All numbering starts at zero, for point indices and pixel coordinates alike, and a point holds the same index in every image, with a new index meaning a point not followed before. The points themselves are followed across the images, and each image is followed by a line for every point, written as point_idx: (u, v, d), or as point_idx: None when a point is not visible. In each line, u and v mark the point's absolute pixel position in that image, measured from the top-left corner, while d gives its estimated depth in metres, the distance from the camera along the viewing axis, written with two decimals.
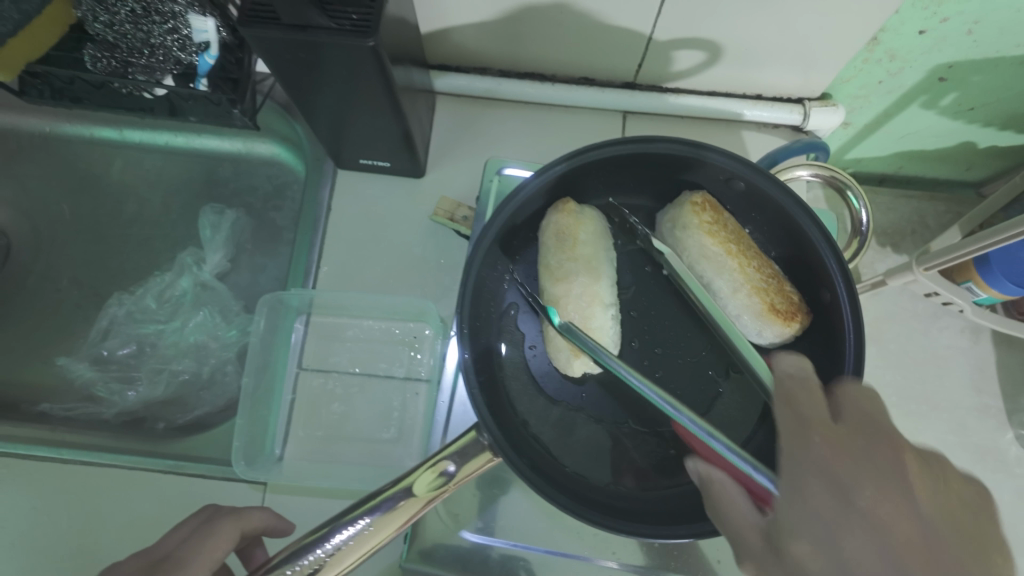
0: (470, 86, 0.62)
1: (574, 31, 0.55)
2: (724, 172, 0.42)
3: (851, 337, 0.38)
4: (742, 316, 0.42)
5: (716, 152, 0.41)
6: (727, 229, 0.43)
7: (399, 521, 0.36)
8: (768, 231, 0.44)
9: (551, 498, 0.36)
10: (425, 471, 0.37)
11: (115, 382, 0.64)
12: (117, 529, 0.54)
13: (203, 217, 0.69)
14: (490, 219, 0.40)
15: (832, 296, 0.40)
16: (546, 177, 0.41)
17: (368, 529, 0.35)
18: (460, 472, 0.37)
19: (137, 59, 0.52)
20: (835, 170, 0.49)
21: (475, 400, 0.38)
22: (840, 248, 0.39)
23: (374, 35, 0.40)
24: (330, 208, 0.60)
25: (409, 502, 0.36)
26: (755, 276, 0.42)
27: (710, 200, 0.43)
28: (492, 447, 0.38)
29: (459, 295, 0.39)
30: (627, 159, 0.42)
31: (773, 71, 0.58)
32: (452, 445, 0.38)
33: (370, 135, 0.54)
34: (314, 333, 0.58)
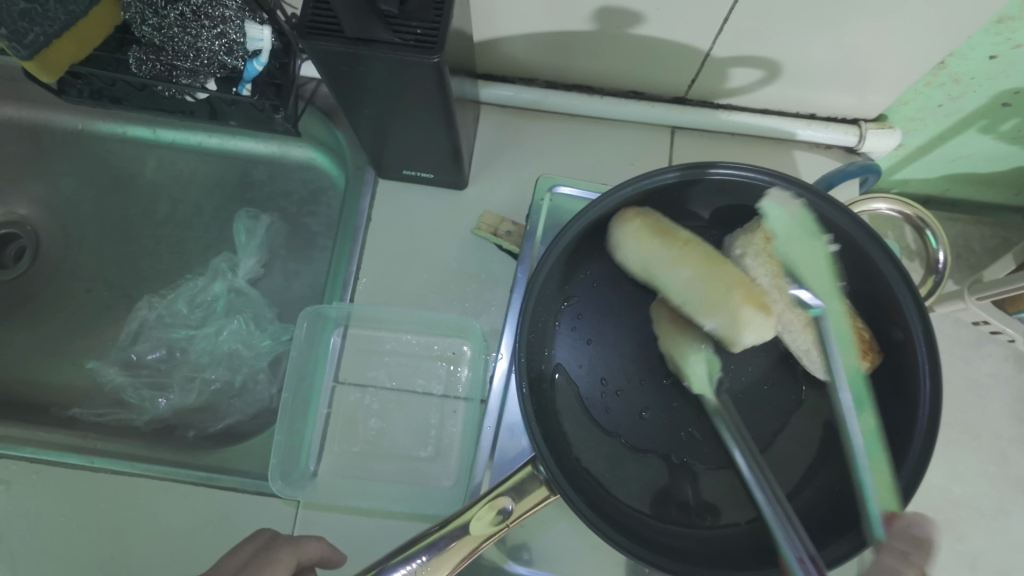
0: (516, 97, 0.60)
1: (628, 45, 0.53)
2: (794, 202, 0.41)
3: (926, 379, 0.37)
4: (810, 352, 0.41)
5: (789, 182, 0.39)
6: (799, 259, 0.41)
7: (456, 559, 0.35)
8: None
9: (611, 539, 0.35)
10: (482, 508, 0.36)
11: (146, 388, 0.63)
12: (149, 541, 0.53)
13: (237, 220, 0.68)
14: (555, 241, 0.39)
15: (904, 335, 0.39)
16: (613, 201, 0.40)
17: (425, 568, 0.34)
18: (518, 510, 0.36)
19: (182, 63, 0.50)
20: (917, 206, 0.49)
21: (534, 432, 0.36)
22: (917, 287, 0.37)
23: (439, 52, 0.39)
24: (369, 218, 0.59)
25: (465, 540, 0.35)
26: (826, 311, 0.40)
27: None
28: (550, 483, 0.36)
29: (521, 323, 0.38)
30: (697, 185, 0.41)
31: (830, 91, 0.57)
32: (508, 481, 0.37)
33: (418, 147, 0.53)
34: (350, 346, 0.57)
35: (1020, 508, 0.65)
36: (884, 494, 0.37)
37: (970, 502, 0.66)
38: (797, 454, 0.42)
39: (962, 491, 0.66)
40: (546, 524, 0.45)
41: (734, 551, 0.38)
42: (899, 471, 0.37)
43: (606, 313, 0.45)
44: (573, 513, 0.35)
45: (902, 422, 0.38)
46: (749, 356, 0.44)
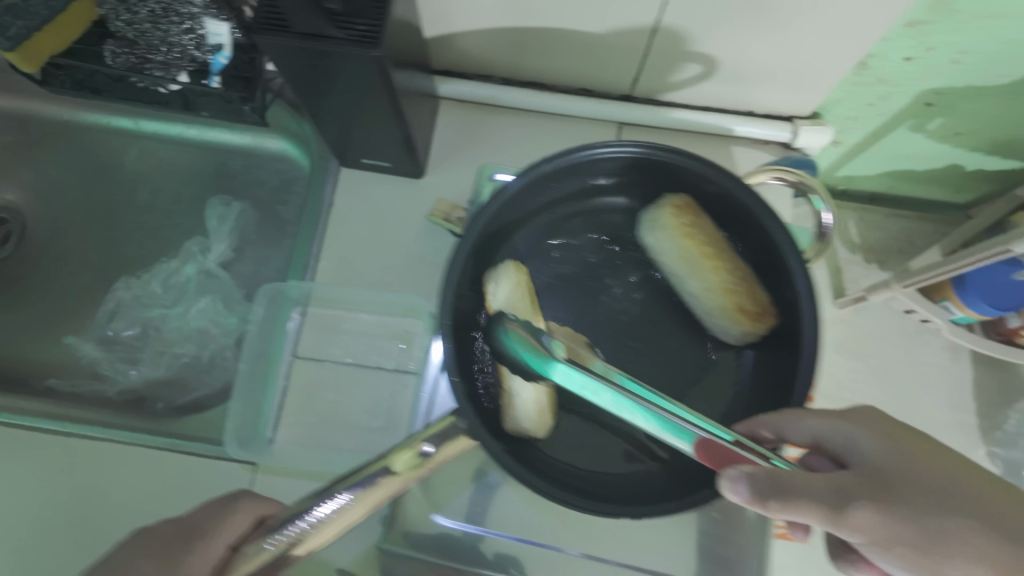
0: (472, 92, 0.64)
1: (572, 41, 0.57)
2: (697, 175, 0.44)
3: (809, 336, 0.41)
4: (712, 314, 0.45)
5: (690, 157, 0.43)
6: (704, 232, 0.45)
7: (379, 495, 0.38)
8: (738, 232, 0.46)
9: (528, 482, 0.39)
10: (403, 450, 0.39)
11: (120, 361, 0.67)
12: (115, 502, 0.56)
13: (209, 207, 0.72)
14: (477, 215, 0.42)
15: (793, 296, 0.42)
16: (532, 177, 0.43)
17: (350, 503, 0.37)
18: (437, 454, 0.40)
19: (155, 57, 0.55)
20: (800, 173, 0.46)
21: (456, 388, 0.40)
22: (803, 251, 0.41)
23: (380, 47, 0.42)
24: (331, 204, 0.62)
25: (389, 478, 0.38)
26: (726, 278, 0.44)
27: (688, 204, 0.45)
28: (471, 432, 0.40)
29: (443, 290, 0.41)
30: (609, 164, 0.45)
31: (765, 91, 0.60)
32: (430, 429, 0.40)
33: (373, 137, 0.56)
34: (310, 323, 0.60)
35: None
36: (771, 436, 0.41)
37: None
38: (705, 404, 0.46)
39: None
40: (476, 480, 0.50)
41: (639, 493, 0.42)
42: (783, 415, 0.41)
43: (537, 282, 0.49)
44: (491, 458, 0.40)
45: (789, 374, 0.42)
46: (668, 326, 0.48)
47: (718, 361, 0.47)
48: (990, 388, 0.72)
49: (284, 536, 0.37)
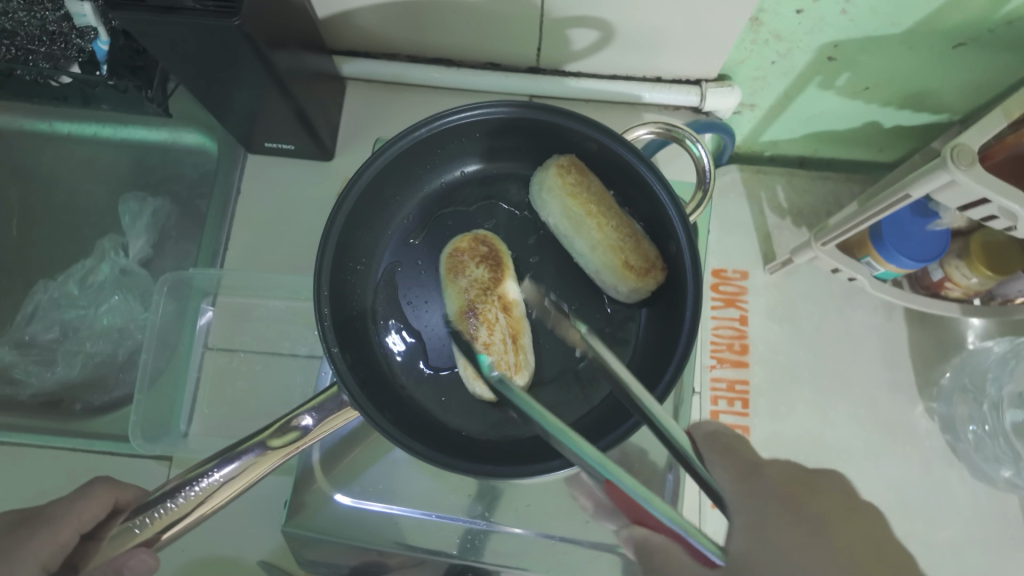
0: (379, 72, 0.63)
1: (467, 13, 0.56)
2: (577, 133, 0.44)
3: (690, 285, 0.40)
4: (599, 272, 0.44)
5: (565, 115, 0.43)
6: (589, 190, 0.44)
7: (254, 473, 0.37)
8: (626, 191, 0.46)
9: (409, 447, 0.38)
10: (278, 425, 0.38)
11: (35, 365, 0.65)
12: (27, 505, 0.55)
13: (125, 203, 0.71)
14: (351, 182, 0.42)
15: (676, 248, 0.42)
16: (407, 142, 0.43)
17: (221, 481, 0.36)
18: (317, 427, 0.39)
19: (39, 48, 0.54)
20: (667, 123, 0.43)
21: (336, 359, 0.39)
22: (680, 200, 0.41)
23: (239, 15, 0.42)
24: (239, 191, 0.61)
25: (265, 455, 0.37)
26: (611, 235, 0.43)
27: (574, 163, 0.45)
28: (353, 404, 0.39)
29: (317, 259, 0.40)
30: (489, 125, 0.44)
31: (668, 55, 0.60)
32: (310, 402, 0.39)
33: (270, 119, 0.56)
34: (220, 314, 0.59)
35: (886, 448, 0.69)
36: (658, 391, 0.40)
37: (838, 445, 0.69)
38: None
39: (831, 435, 0.69)
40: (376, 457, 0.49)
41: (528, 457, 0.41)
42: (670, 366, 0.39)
43: (431, 252, 0.48)
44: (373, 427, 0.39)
45: (677, 325, 0.41)
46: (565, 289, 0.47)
47: (613, 323, 0.45)
48: (924, 343, 0.72)
49: (149, 520, 0.35)
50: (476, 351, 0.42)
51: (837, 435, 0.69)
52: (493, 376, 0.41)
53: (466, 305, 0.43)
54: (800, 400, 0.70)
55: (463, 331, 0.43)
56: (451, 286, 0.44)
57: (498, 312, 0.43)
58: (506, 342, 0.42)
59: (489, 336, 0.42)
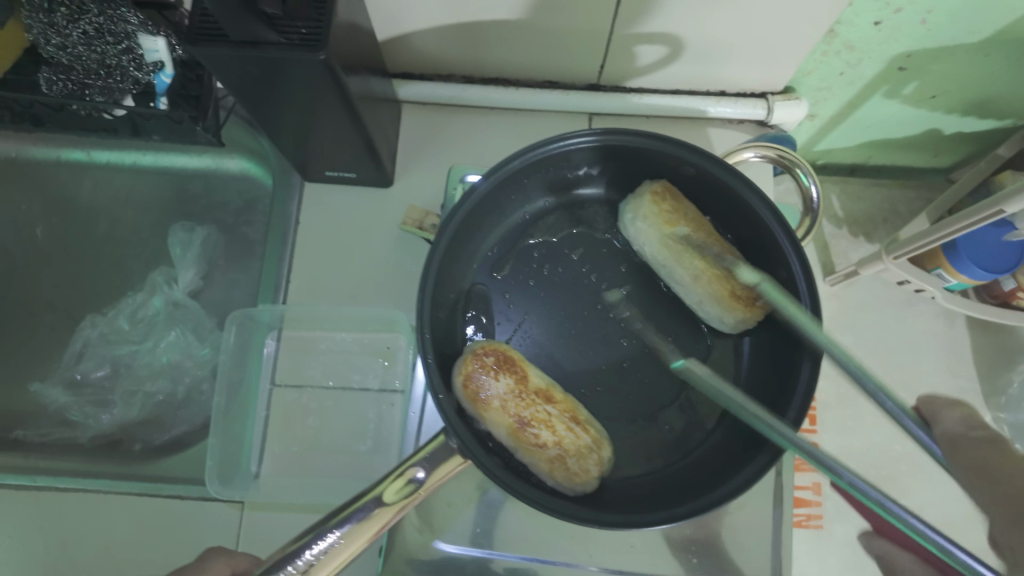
0: (435, 93, 0.61)
1: (532, 34, 0.55)
2: (674, 159, 0.42)
3: (808, 313, 0.39)
4: (701, 302, 0.43)
5: (663, 140, 0.41)
6: (687, 217, 0.43)
7: (370, 531, 0.36)
8: (722, 215, 0.44)
9: (525, 497, 0.37)
10: (393, 479, 0.37)
11: (90, 406, 0.63)
12: (98, 553, 0.53)
13: (173, 234, 0.69)
14: (446, 221, 0.41)
15: (787, 274, 0.41)
16: (499, 175, 0.41)
17: (340, 542, 0.36)
18: (429, 479, 0.37)
19: (94, 81, 0.52)
20: (781, 149, 0.44)
21: (442, 405, 0.38)
22: (790, 226, 0.39)
23: (325, 48, 0.40)
24: (298, 221, 0.60)
25: (380, 511, 0.37)
26: (714, 264, 0.42)
27: (668, 189, 0.43)
28: (463, 451, 0.38)
29: (419, 302, 0.38)
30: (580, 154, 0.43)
31: (733, 69, 0.58)
32: (420, 452, 0.38)
33: (334, 147, 0.54)
34: (285, 349, 0.57)
35: None
36: (781, 425, 0.39)
37: (907, 457, 0.68)
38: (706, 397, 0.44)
39: (900, 447, 0.68)
40: (468, 501, 0.47)
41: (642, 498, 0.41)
42: (793, 402, 0.38)
43: (520, 284, 0.46)
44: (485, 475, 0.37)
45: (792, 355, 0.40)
46: (660, 315, 0.46)
47: (712, 351, 0.45)
48: (989, 351, 0.71)
49: None
50: (555, 455, 0.40)
51: (906, 446, 0.68)
52: (586, 468, 0.40)
53: (516, 421, 0.40)
54: (866, 412, 0.69)
55: (528, 448, 0.40)
56: (488, 417, 0.40)
57: (545, 408, 0.41)
58: (571, 427, 0.41)
59: (555, 435, 0.40)
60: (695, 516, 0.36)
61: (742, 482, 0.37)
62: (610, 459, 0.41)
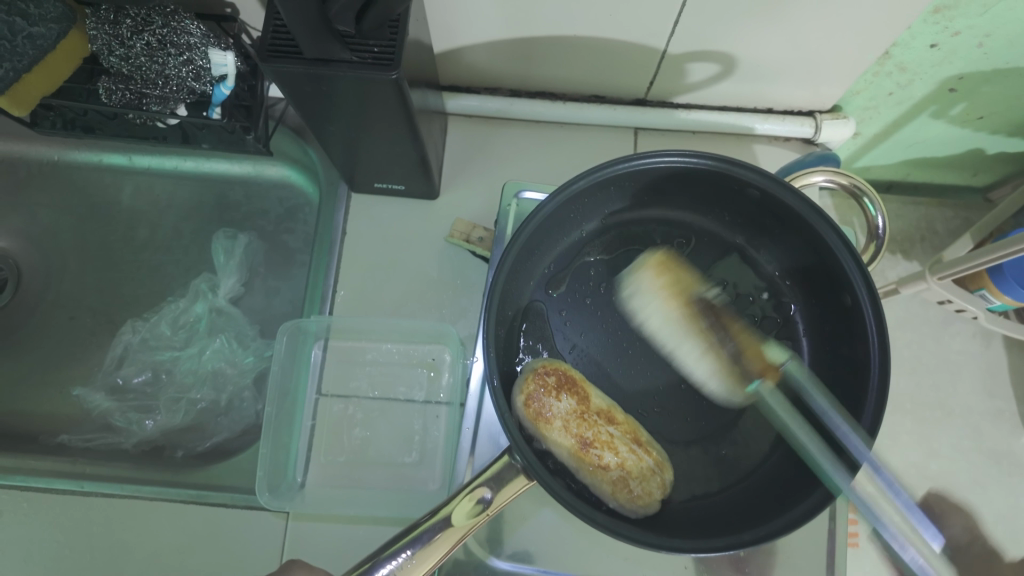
0: (481, 106, 0.61)
1: (584, 51, 0.55)
2: (737, 181, 0.42)
3: (874, 341, 0.39)
4: (709, 377, 0.43)
5: (729, 163, 0.41)
6: (686, 288, 0.44)
7: (439, 551, 0.36)
8: (784, 238, 0.44)
9: (592, 520, 0.35)
10: (462, 499, 0.37)
11: (133, 411, 0.64)
12: (144, 561, 0.54)
13: (215, 241, 0.69)
14: (512, 240, 0.40)
15: (853, 301, 0.40)
16: (564, 194, 0.41)
17: (411, 561, 0.36)
18: (497, 498, 0.37)
19: (152, 90, 0.52)
20: (851, 176, 0.46)
21: (507, 423, 0.37)
22: (859, 253, 0.39)
23: (397, 68, 0.40)
24: (345, 232, 0.60)
25: (448, 532, 0.37)
26: (720, 335, 0.43)
27: (667, 262, 0.45)
28: (526, 470, 0.37)
29: (485, 320, 0.38)
30: (643, 175, 0.43)
31: (782, 87, 0.59)
32: (487, 471, 0.38)
33: (387, 160, 0.55)
34: (332, 358, 0.58)
35: (994, 479, 0.68)
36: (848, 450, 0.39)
37: (945, 477, 0.68)
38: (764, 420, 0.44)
39: (938, 467, 0.68)
40: (525, 518, 0.48)
41: (702, 523, 0.40)
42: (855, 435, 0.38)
43: (577, 302, 0.46)
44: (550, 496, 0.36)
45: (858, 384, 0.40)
46: None
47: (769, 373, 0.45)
48: None
49: None
50: (618, 478, 0.40)
51: (944, 466, 0.68)
52: (649, 490, 0.40)
53: (579, 442, 0.40)
54: (903, 431, 0.69)
55: (591, 470, 0.40)
56: (550, 438, 0.40)
57: (607, 429, 0.41)
58: (633, 449, 0.41)
59: (618, 457, 0.40)
60: (762, 543, 0.36)
61: (808, 509, 0.37)
62: (672, 481, 0.42)
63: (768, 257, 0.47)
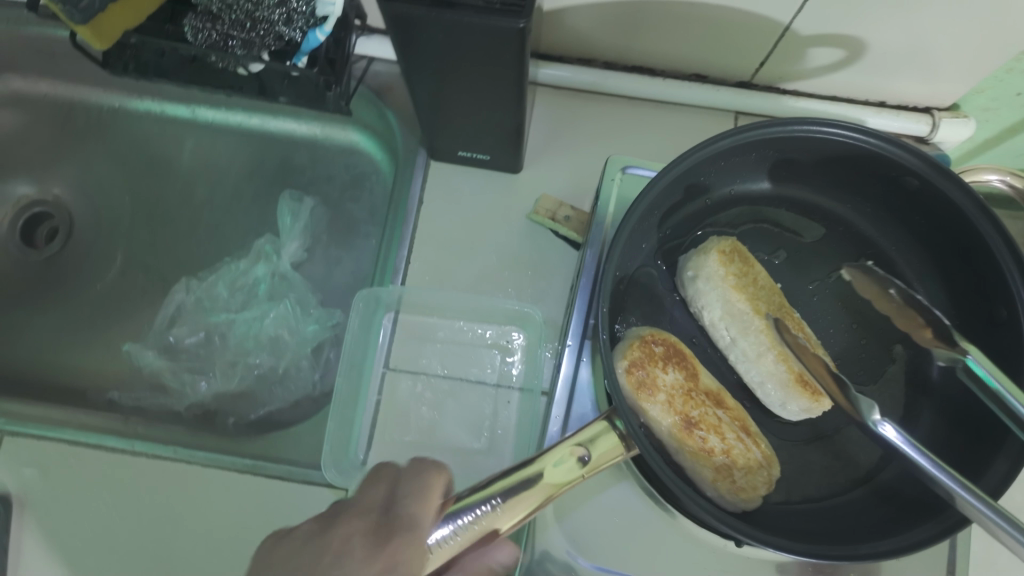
0: (575, 78, 0.58)
1: (695, 24, 0.52)
2: (895, 168, 0.39)
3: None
4: (764, 383, 0.38)
5: (893, 145, 0.38)
6: (752, 281, 0.40)
7: (531, 506, 0.32)
8: (929, 236, 0.41)
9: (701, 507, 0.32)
10: (561, 453, 0.33)
11: (185, 372, 0.61)
12: (193, 532, 0.50)
13: (282, 202, 0.66)
14: (642, 196, 0.36)
15: (1010, 314, 0.37)
16: (708, 151, 0.38)
17: (499, 508, 0.31)
18: (596, 460, 0.33)
19: (238, 33, 0.50)
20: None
21: (613, 383, 0.34)
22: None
23: (526, 17, 0.37)
24: (422, 200, 0.57)
25: (542, 485, 0.32)
26: (784, 340, 0.38)
27: (736, 248, 0.40)
28: (627, 438, 0.34)
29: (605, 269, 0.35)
30: (797, 145, 0.39)
31: (902, 80, 0.55)
32: (586, 428, 0.34)
33: (479, 127, 0.51)
34: (401, 331, 0.54)
35: None
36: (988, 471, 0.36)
37: None
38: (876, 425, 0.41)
39: None
40: (588, 498, 0.42)
41: (810, 531, 0.36)
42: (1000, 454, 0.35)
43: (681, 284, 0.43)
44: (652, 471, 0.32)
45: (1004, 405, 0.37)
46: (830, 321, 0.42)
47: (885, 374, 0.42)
48: None
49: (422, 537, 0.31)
50: (722, 465, 0.35)
51: None
52: (754, 483, 0.36)
53: (683, 420, 0.36)
54: None
55: (693, 453, 0.36)
56: (650, 412, 0.36)
57: (714, 411, 0.37)
58: (741, 437, 0.36)
59: (724, 442, 0.36)
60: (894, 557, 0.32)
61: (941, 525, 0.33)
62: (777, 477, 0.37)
63: (904, 255, 0.43)
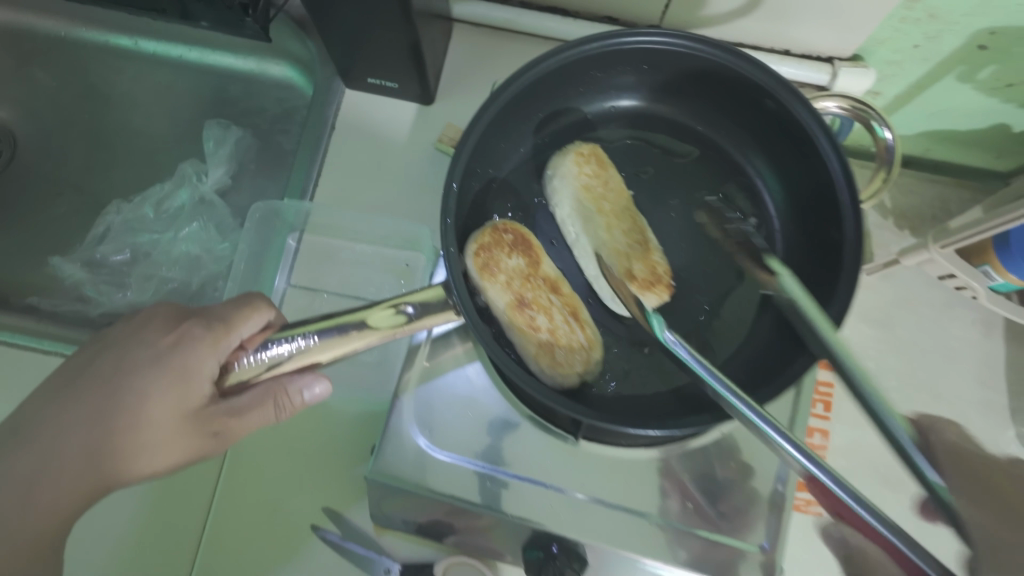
0: (488, 15, 0.60)
1: None
2: (755, 88, 0.41)
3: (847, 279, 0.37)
4: (598, 276, 0.41)
5: (751, 64, 0.40)
6: (604, 185, 0.44)
7: (347, 345, 0.35)
8: (788, 162, 0.43)
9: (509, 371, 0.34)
10: (382, 306, 0.35)
11: (106, 286, 0.64)
12: None
13: (209, 129, 0.68)
14: (502, 86, 0.39)
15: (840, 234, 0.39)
16: (578, 53, 0.41)
17: (315, 343, 0.35)
18: (418, 317, 0.36)
19: None
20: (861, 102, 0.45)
21: (451, 261, 0.35)
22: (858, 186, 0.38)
23: None
24: (333, 127, 0.59)
25: (362, 332, 0.35)
26: (619, 238, 0.42)
27: (595, 154, 0.44)
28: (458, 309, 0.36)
29: (456, 149, 0.37)
30: (666, 59, 0.43)
31: (804, 27, 0.56)
32: (417, 292, 0.36)
33: (383, 53, 0.52)
34: (304, 251, 0.57)
35: None
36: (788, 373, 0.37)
37: None
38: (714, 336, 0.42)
39: None
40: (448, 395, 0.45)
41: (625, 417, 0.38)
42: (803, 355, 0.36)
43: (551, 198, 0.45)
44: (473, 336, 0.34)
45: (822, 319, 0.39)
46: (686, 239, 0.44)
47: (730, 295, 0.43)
48: None
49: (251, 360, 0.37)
50: (545, 341, 0.39)
51: None
52: (572, 362, 0.39)
53: (517, 299, 0.39)
54: None
55: (521, 328, 0.39)
56: (490, 288, 0.39)
57: (548, 296, 0.40)
58: (569, 321, 0.40)
59: (551, 323, 0.39)
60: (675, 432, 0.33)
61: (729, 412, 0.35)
62: (599, 363, 0.40)
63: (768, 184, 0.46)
